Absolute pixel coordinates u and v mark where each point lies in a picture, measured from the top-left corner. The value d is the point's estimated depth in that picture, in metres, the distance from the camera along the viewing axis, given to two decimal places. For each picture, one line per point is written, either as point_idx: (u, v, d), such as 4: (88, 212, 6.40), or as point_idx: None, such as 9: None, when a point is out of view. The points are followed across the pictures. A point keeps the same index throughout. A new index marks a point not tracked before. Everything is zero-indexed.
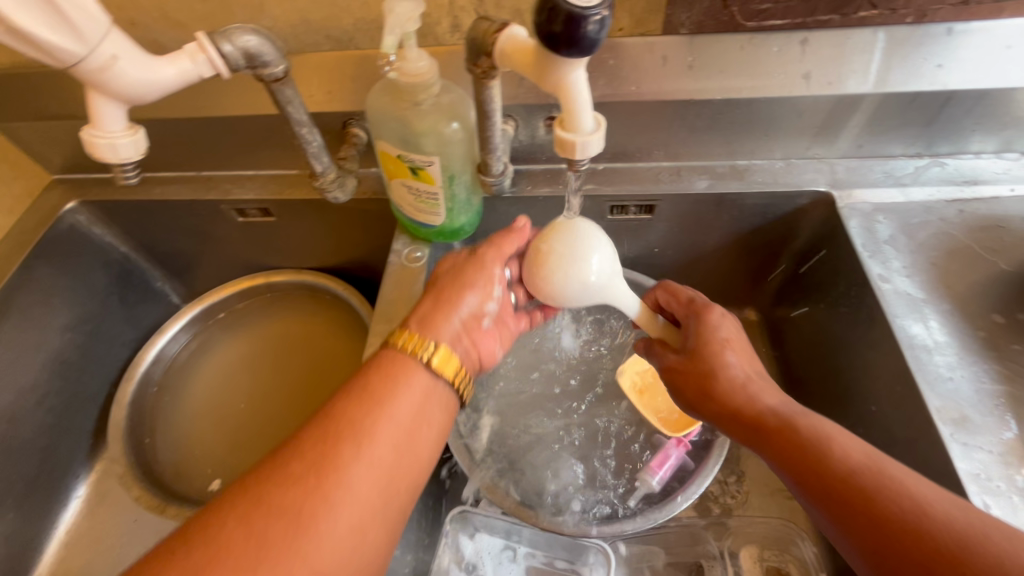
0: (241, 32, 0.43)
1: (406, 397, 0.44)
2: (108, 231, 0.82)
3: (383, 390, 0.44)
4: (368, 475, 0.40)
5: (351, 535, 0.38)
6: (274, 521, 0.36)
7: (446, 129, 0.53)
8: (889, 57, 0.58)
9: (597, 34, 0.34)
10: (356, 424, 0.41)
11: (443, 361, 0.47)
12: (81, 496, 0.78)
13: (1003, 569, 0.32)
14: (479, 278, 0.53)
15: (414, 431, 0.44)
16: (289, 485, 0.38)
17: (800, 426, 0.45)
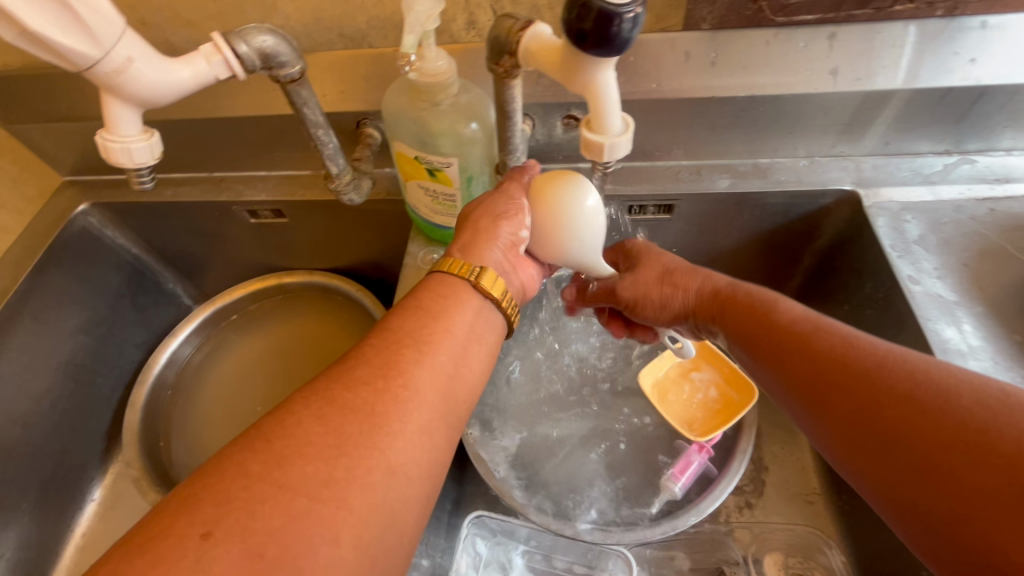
0: (257, 31, 0.42)
1: (461, 313, 0.43)
2: (120, 232, 0.81)
3: (438, 305, 0.42)
4: (430, 381, 0.38)
5: (419, 438, 0.36)
6: (346, 417, 0.34)
7: (465, 130, 0.52)
8: (919, 52, 0.56)
9: (629, 32, 0.32)
10: (414, 335, 0.40)
11: (490, 282, 0.45)
12: (96, 499, 0.77)
13: (910, 377, 0.37)
14: (511, 208, 0.49)
15: (468, 348, 0.42)
16: (358, 388, 0.36)
17: (746, 296, 0.51)
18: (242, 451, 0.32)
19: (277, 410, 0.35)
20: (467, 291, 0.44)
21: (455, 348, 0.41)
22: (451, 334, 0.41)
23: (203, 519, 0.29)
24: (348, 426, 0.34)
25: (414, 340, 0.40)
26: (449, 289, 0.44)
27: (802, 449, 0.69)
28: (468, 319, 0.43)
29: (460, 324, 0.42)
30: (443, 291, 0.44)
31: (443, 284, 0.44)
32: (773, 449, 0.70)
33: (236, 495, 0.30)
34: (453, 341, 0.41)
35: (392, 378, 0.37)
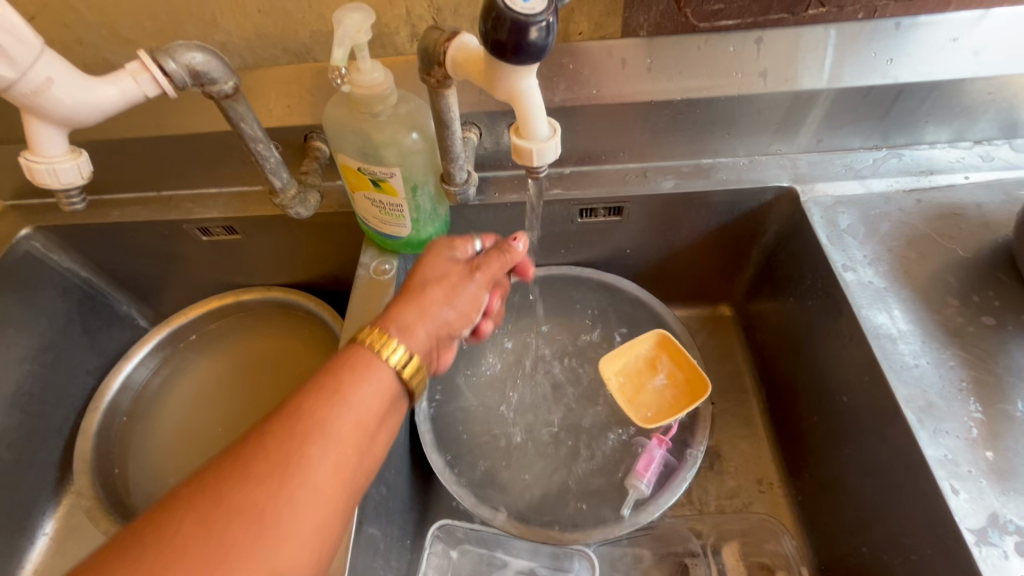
0: (186, 48, 0.41)
1: (364, 385, 0.41)
2: (67, 255, 0.79)
3: (343, 380, 0.41)
4: (318, 464, 0.36)
5: (299, 530, 0.35)
6: (210, 520, 0.33)
7: (406, 140, 0.52)
8: (841, 53, 0.59)
9: (543, 41, 0.34)
10: (308, 411, 0.38)
11: (411, 372, 0.43)
12: (48, 533, 0.75)
13: None
14: (443, 284, 0.49)
15: (368, 422, 0.40)
16: (222, 486, 0.34)
17: None
18: (103, 556, 0.31)
19: (163, 503, 0.34)
20: (367, 362, 0.42)
21: (357, 427, 0.39)
22: (344, 416, 0.39)
23: None
24: (242, 530, 0.33)
25: (311, 428, 0.37)
26: (364, 361, 0.42)
27: (759, 440, 0.71)
28: (375, 396, 0.41)
29: (354, 408, 0.40)
30: (338, 369, 0.41)
31: (345, 361, 0.42)
32: (732, 442, 0.71)
33: None
34: (350, 422, 0.39)
35: (265, 470, 0.35)
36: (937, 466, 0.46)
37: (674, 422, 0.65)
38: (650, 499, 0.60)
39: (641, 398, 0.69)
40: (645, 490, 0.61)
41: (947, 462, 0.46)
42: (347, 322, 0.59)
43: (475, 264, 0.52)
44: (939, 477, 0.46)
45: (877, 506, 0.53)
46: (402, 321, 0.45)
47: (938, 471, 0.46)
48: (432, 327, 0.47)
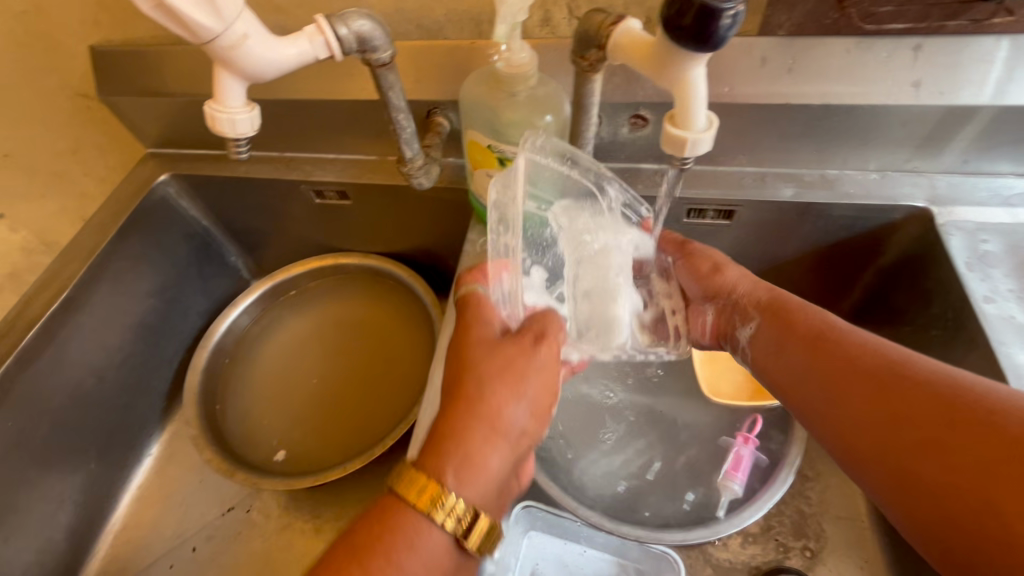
0: (357, 16, 0.44)
1: (414, 558, 0.39)
2: (193, 204, 0.86)
3: (389, 549, 0.39)
4: None
5: None
6: None
7: (539, 122, 0.53)
8: (1010, 67, 0.54)
9: (728, 30, 0.33)
10: None
11: (477, 536, 0.40)
12: (154, 454, 0.82)
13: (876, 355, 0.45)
14: (507, 378, 0.45)
15: None
16: None
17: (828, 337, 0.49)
18: None
19: None
20: (424, 527, 0.40)
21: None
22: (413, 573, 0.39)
23: None
24: None
25: None
26: (404, 526, 0.40)
27: None
28: (423, 563, 0.39)
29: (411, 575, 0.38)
30: (391, 537, 0.39)
31: (394, 531, 0.40)
32: (819, 468, 0.69)
33: None
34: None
35: None
36: None
37: (760, 420, 0.66)
38: (745, 498, 0.62)
39: (719, 367, 0.71)
40: (738, 490, 0.62)
41: None
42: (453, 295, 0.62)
43: (532, 334, 0.48)
44: None
45: None
46: (468, 453, 0.42)
47: None
48: (497, 454, 0.43)
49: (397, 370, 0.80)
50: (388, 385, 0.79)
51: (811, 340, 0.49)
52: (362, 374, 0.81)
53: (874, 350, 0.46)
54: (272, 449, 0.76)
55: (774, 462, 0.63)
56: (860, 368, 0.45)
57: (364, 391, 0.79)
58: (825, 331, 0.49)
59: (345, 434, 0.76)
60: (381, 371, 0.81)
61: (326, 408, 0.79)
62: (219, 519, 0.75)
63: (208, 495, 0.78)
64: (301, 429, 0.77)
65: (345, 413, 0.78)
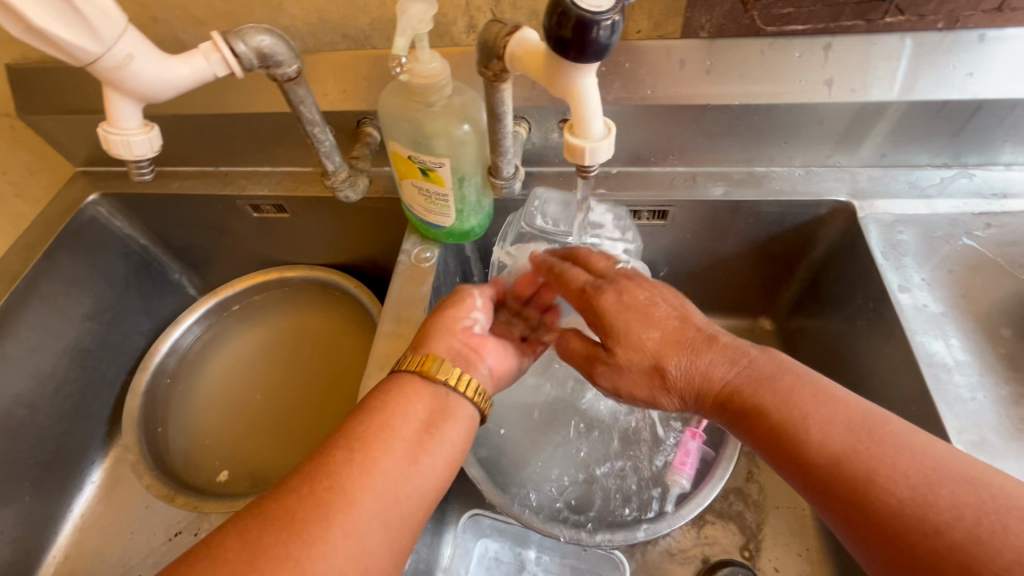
0: (255, 32, 0.43)
1: (413, 407, 0.45)
2: (128, 222, 0.83)
3: (388, 403, 0.44)
4: (387, 478, 0.40)
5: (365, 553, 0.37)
6: (286, 524, 0.36)
7: (457, 131, 0.53)
8: (916, 64, 0.56)
9: (608, 39, 0.33)
10: (364, 437, 0.42)
11: (439, 367, 0.47)
12: (96, 481, 0.80)
13: (819, 443, 0.40)
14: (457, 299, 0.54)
15: (425, 437, 0.43)
16: (284, 514, 0.36)
17: (800, 425, 0.41)
18: (230, 533, 0.36)
19: (244, 516, 0.37)
20: (423, 382, 0.46)
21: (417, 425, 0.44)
22: (410, 424, 0.43)
23: None
24: (315, 522, 0.36)
25: (362, 456, 0.40)
26: (400, 385, 0.46)
27: None
28: (420, 411, 0.45)
29: (411, 415, 0.44)
30: (392, 390, 0.46)
31: (397, 383, 0.46)
32: (763, 460, 0.70)
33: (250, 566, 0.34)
34: (412, 431, 0.43)
35: (329, 485, 0.38)
36: None
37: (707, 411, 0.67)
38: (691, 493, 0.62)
39: None
40: (686, 485, 0.62)
41: None
42: (386, 306, 0.61)
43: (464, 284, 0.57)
44: None
45: None
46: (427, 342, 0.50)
47: None
48: (444, 335, 0.51)
49: (345, 385, 0.79)
50: (335, 402, 0.78)
51: (772, 448, 0.42)
52: (310, 389, 0.80)
53: (872, 478, 0.37)
54: (215, 471, 0.74)
55: (718, 454, 0.64)
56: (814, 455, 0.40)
57: (312, 408, 0.78)
58: (789, 404, 0.42)
59: (290, 453, 0.75)
60: (328, 387, 0.79)
61: (272, 426, 0.77)
62: (165, 545, 0.74)
63: (152, 520, 0.76)
64: (247, 447, 0.76)
65: (290, 431, 0.77)
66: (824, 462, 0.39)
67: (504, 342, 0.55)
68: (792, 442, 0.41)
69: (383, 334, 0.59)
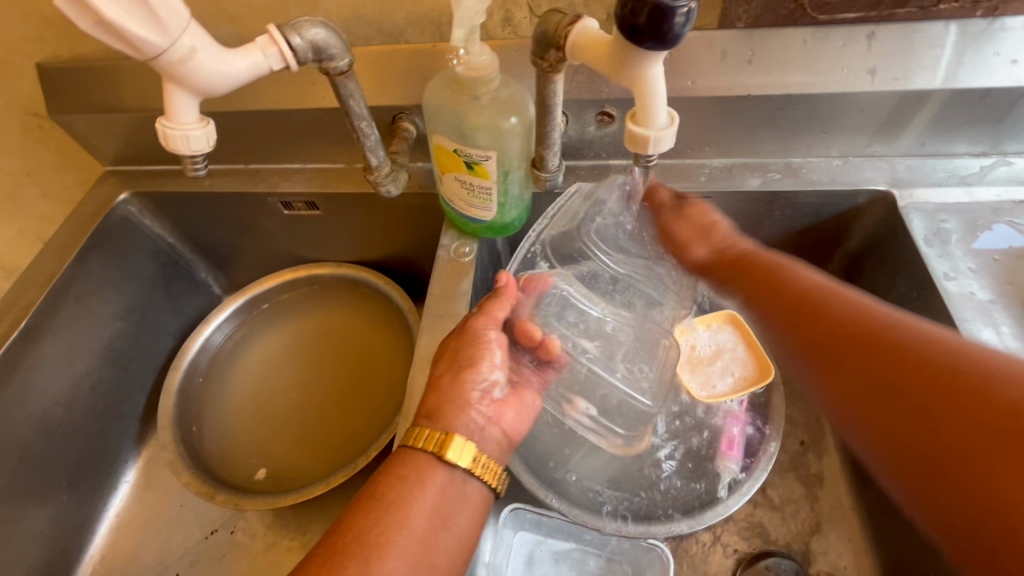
0: (310, 25, 0.43)
1: (425, 496, 0.46)
2: (157, 222, 0.83)
3: (403, 491, 0.45)
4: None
5: None
6: None
7: (504, 124, 0.53)
8: (958, 51, 0.56)
9: (682, 27, 0.33)
10: (376, 531, 0.43)
11: (455, 451, 0.47)
12: (129, 481, 0.80)
13: (909, 338, 0.38)
14: (476, 355, 0.52)
15: (436, 531, 0.45)
16: None
17: (899, 331, 0.39)
18: None
19: None
20: (437, 469, 0.47)
21: (431, 517, 0.45)
22: (422, 516, 0.45)
23: None
24: None
25: (373, 553, 0.42)
26: (415, 467, 0.46)
27: (828, 453, 0.70)
28: (433, 497, 0.46)
29: (424, 509, 0.45)
30: (406, 475, 0.46)
31: (412, 466, 0.47)
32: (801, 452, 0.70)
33: None
34: (424, 529, 0.44)
35: None
36: None
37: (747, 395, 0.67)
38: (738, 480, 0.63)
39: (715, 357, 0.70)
40: (736, 469, 0.63)
41: None
42: (427, 301, 0.61)
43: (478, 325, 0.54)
44: None
45: None
46: (442, 413, 0.49)
47: None
48: (457, 406, 0.49)
49: (379, 380, 0.79)
50: (369, 397, 0.78)
51: (845, 342, 0.41)
52: (342, 385, 0.80)
53: (893, 321, 0.40)
54: (252, 469, 0.74)
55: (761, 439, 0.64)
56: (877, 355, 0.39)
57: (346, 404, 0.78)
58: (865, 314, 0.41)
59: (327, 449, 0.75)
60: (362, 382, 0.80)
61: (307, 422, 0.78)
62: (203, 544, 0.74)
63: (188, 518, 0.76)
64: (281, 444, 0.76)
65: (326, 427, 0.77)
66: (906, 349, 0.37)
67: (522, 400, 0.54)
68: (884, 339, 0.39)
69: (426, 329, 0.59)
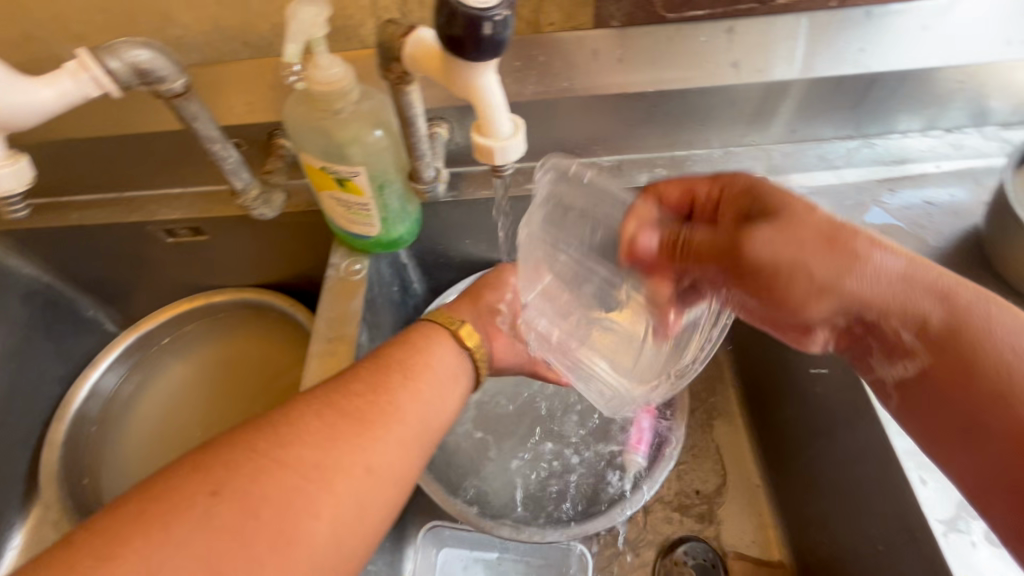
0: (129, 46, 0.41)
1: (440, 354, 0.50)
2: (26, 260, 0.76)
3: (422, 344, 0.49)
4: (413, 408, 0.44)
5: (366, 477, 0.39)
6: (336, 422, 0.40)
7: (370, 137, 0.51)
8: (814, 42, 0.58)
9: (500, 35, 0.32)
10: (400, 366, 0.46)
11: (466, 333, 0.52)
12: (17, 546, 0.73)
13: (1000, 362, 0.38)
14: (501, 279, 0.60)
15: (445, 388, 0.48)
16: (334, 413, 0.41)
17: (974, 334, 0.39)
18: (251, 429, 0.39)
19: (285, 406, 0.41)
20: (446, 341, 0.51)
21: (442, 385, 0.48)
22: (433, 385, 0.47)
23: (211, 481, 0.35)
24: (348, 430, 0.40)
25: (386, 396, 0.43)
26: (432, 330, 0.51)
27: (737, 430, 0.72)
28: (446, 362, 0.49)
29: (439, 364, 0.49)
30: (423, 339, 0.50)
31: (426, 330, 0.51)
32: (712, 434, 0.72)
33: (245, 464, 0.36)
34: (438, 385, 0.47)
35: (377, 398, 0.43)
36: (907, 457, 0.48)
37: None
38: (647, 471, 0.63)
39: None
40: (641, 461, 0.64)
41: (915, 453, 0.48)
42: (316, 324, 0.58)
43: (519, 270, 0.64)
44: (909, 468, 0.47)
45: (837, 494, 0.56)
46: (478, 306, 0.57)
47: (907, 462, 0.48)
48: (468, 308, 0.57)
49: None
50: None
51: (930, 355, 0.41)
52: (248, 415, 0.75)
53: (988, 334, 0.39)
54: None
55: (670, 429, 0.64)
56: (976, 376, 0.39)
57: None
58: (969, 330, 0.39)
59: None
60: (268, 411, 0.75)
61: None
62: None
63: None
64: None
65: None
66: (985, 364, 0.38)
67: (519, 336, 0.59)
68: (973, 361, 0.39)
69: (315, 355, 0.56)
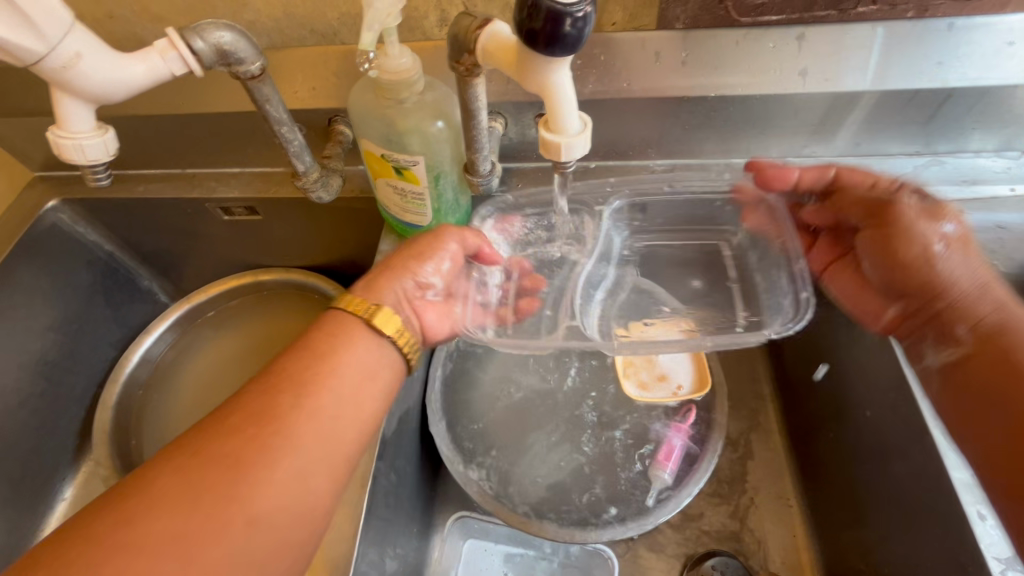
0: (215, 28, 0.44)
1: (355, 348, 0.47)
2: (92, 228, 0.80)
3: (335, 339, 0.46)
4: (320, 409, 0.42)
5: (283, 492, 0.39)
6: (233, 444, 0.39)
7: (431, 128, 0.52)
8: (889, 53, 0.56)
9: (580, 32, 0.32)
10: (309, 365, 0.44)
11: (383, 319, 0.48)
12: (68, 498, 0.77)
13: None
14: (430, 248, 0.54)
15: (362, 382, 0.45)
16: (232, 436, 0.39)
17: None
18: (148, 472, 0.38)
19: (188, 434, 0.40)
20: (364, 333, 0.47)
21: (356, 378, 0.45)
22: (345, 379, 0.45)
23: (102, 536, 0.35)
24: (247, 450, 0.39)
25: (290, 403, 0.42)
26: (346, 325, 0.47)
27: (777, 449, 0.70)
28: (361, 355, 0.46)
29: (351, 360, 0.46)
30: (334, 332, 0.47)
31: (337, 324, 0.48)
32: (749, 449, 0.70)
33: (136, 512, 0.36)
34: (347, 381, 0.45)
35: (279, 406, 0.41)
36: (964, 490, 0.46)
37: (697, 404, 0.67)
38: (675, 487, 0.62)
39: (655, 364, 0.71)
40: (668, 478, 0.62)
41: (974, 486, 0.46)
42: None
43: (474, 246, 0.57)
44: (966, 502, 0.46)
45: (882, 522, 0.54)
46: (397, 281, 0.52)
47: (965, 496, 0.46)
48: (390, 282, 0.51)
49: None
50: None
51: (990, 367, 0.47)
52: None
53: None
54: None
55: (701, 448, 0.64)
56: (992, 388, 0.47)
57: None
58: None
59: None
60: None
61: None
62: None
63: None
64: None
65: None
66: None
67: (452, 309, 0.56)
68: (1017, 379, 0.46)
69: None
